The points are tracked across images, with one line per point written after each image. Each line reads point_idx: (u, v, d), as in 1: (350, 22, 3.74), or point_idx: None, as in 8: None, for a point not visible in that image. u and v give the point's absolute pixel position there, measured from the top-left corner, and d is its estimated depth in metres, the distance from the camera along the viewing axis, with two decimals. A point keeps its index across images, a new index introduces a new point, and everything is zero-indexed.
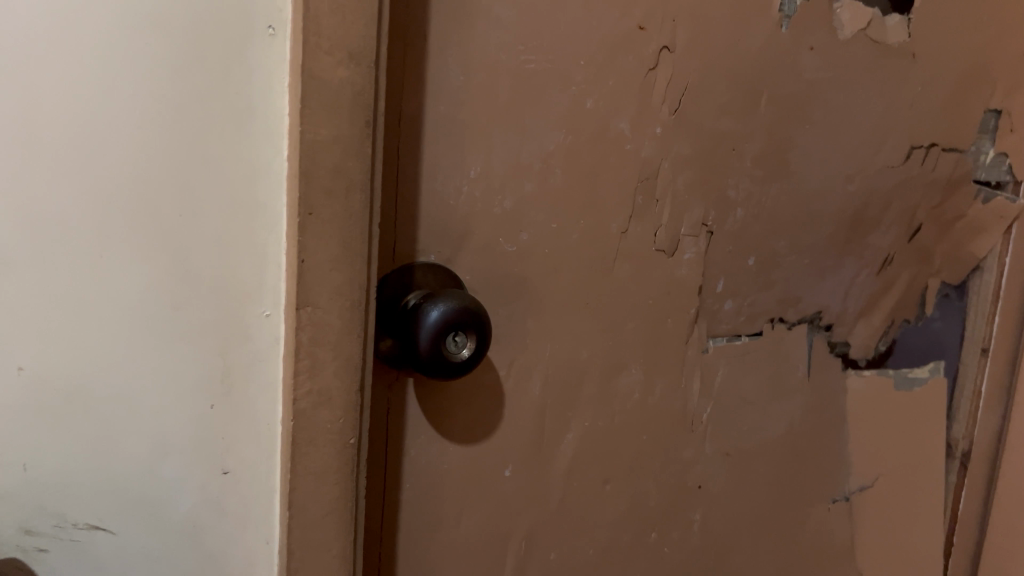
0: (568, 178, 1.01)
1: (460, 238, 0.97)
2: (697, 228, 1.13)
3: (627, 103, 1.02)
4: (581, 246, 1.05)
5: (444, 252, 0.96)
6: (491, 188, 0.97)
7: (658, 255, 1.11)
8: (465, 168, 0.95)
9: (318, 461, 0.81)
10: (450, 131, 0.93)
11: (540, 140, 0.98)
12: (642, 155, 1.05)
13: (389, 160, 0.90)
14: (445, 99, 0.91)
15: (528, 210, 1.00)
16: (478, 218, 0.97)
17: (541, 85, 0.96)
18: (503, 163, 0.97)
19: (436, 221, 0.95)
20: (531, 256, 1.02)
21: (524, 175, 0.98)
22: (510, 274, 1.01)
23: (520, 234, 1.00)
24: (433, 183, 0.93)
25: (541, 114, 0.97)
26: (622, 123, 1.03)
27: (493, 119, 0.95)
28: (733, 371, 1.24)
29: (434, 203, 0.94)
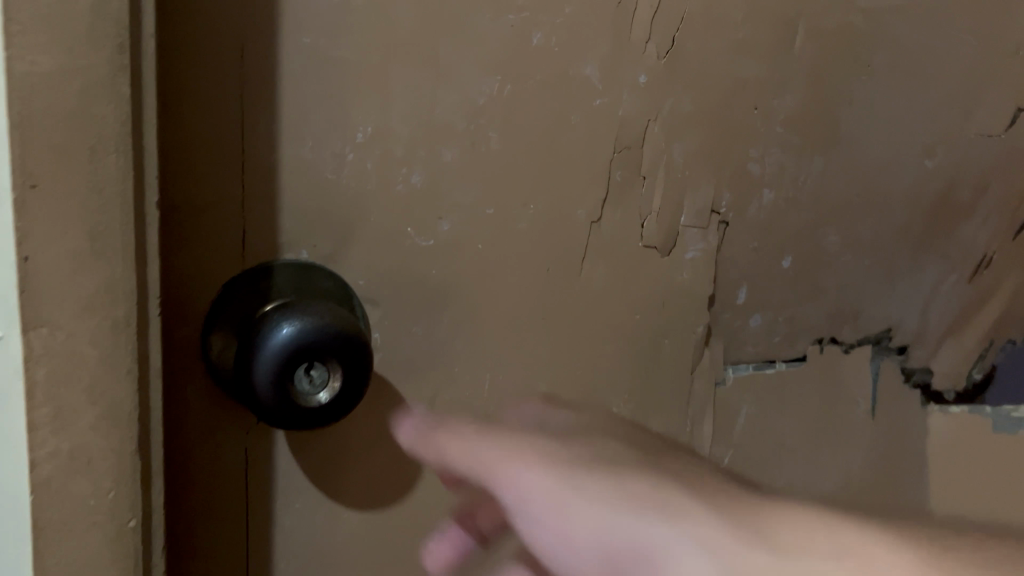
0: (507, 145, 0.73)
1: (347, 228, 0.70)
2: (705, 217, 0.82)
3: (594, 38, 0.73)
4: (529, 239, 0.76)
5: (323, 247, 0.69)
6: (390, 157, 0.69)
7: (647, 254, 0.81)
8: (350, 129, 0.67)
9: (78, 555, 0.54)
10: (323, 75, 0.66)
11: (463, 91, 0.70)
12: (619, 113, 0.76)
13: (228, 117, 0.64)
14: (311, 28, 0.64)
15: (451, 189, 0.72)
16: (373, 200, 0.70)
17: (460, 13, 0.68)
18: (407, 123, 0.69)
19: (308, 203, 0.68)
20: (457, 253, 0.74)
21: (441, 138, 0.71)
22: (426, 278, 0.73)
23: (439, 222, 0.72)
24: (300, 148, 0.66)
25: (462, 53, 0.69)
26: (588, 68, 0.73)
27: (387, 60, 0.67)
28: (763, 408, 0.93)
29: (304, 178, 0.67)
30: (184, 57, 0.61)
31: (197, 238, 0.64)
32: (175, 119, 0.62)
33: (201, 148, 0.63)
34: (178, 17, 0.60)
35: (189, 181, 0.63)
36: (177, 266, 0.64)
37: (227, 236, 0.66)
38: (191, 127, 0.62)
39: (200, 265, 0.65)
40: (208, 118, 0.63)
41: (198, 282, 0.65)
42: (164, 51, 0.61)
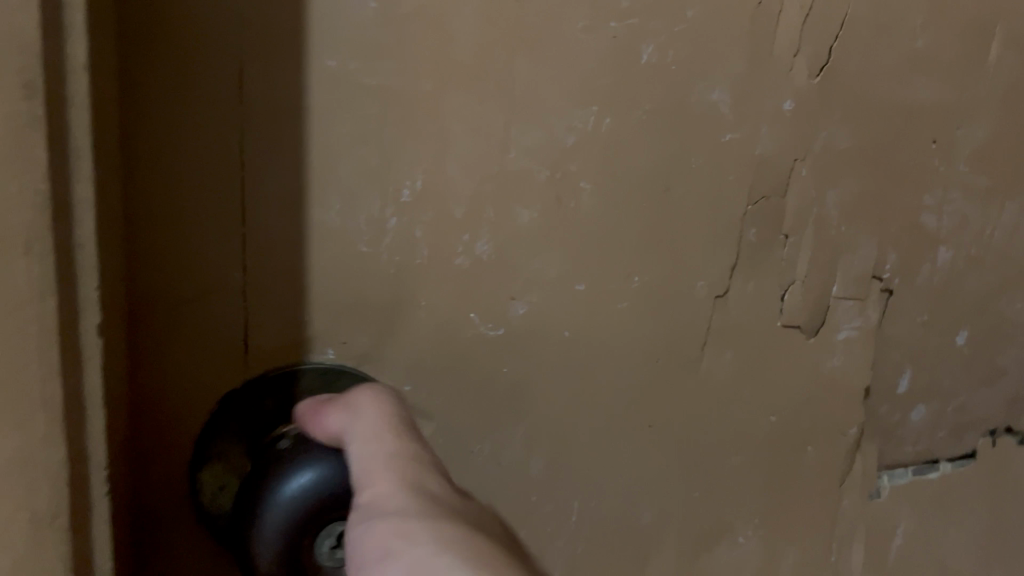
0: (606, 199, 0.53)
1: (389, 319, 0.51)
2: (864, 286, 0.62)
3: (723, 52, 0.53)
4: (632, 324, 0.56)
5: (355, 345, 0.51)
6: (446, 219, 0.50)
7: (785, 337, 0.60)
8: (392, 183, 0.49)
9: None
10: (354, 110, 0.47)
11: (546, 128, 0.51)
12: (755, 153, 0.56)
13: (222, 168, 0.46)
14: (337, 46, 0.46)
15: (529, 262, 0.53)
16: (424, 278, 0.51)
17: (543, 20, 0.49)
18: (470, 174, 0.50)
19: (334, 287, 0.50)
20: (536, 347, 0.54)
21: (516, 192, 0.51)
22: (495, 380, 0.54)
23: (511, 305, 0.53)
24: (322, 210, 0.48)
25: (546, 76, 0.50)
26: (716, 93, 0.54)
27: (442, 89, 0.49)
28: (924, 521, 0.72)
29: (328, 251, 0.49)
30: (150, 93, 0.44)
31: (180, 338, 0.48)
32: (143, 179, 0.45)
33: (183, 216, 0.46)
34: (141, 38, 0.44)
35: (167, 257, 0.46)
36: (151, 382, 0.48)
37: (225, 334, 0.48)
38: (172, 184, 0.46)
39: (185, 376, 0.48)
40: (190, 176, 0.46)
41: (187, 390, 0.48)
42: (123, 85, 0.44)
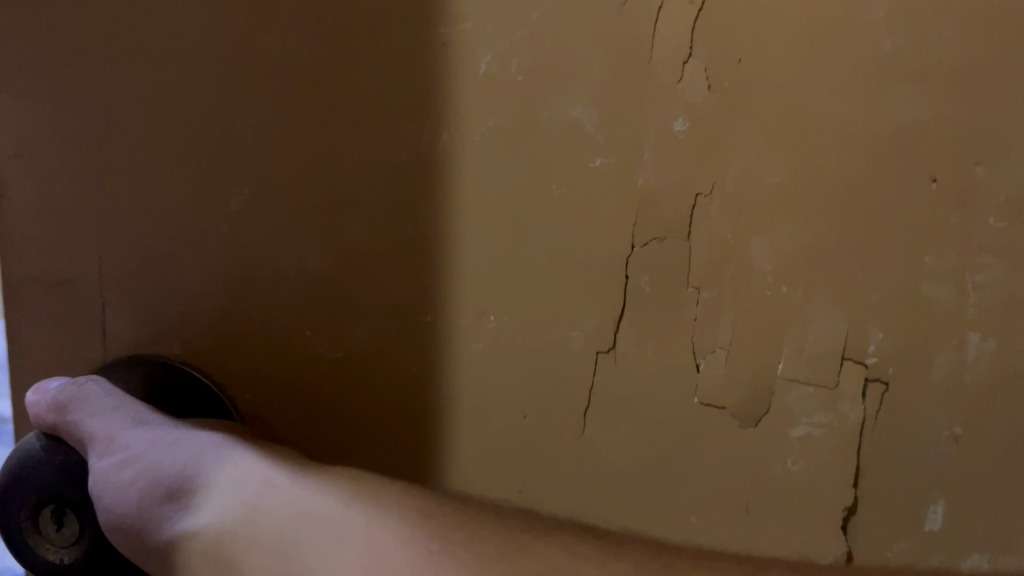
0: (450, 225, 0.48)
1: (231, 326, 0.52)
2: (828, 370, 0.46)
3: (580, 62, 0.45)
4: (492, 370, 0.49)
5: (194, 347, 0.52)
6: (282, 235, 0.50)
7: (705, 418, 0.48)
8: (227, 195, 0.50)
9: None
10: (188, 120, 0.49)
11: (374, 145, 0.48)
12: (636, 183, 0.46)
13: (72, 171, 0.50)
14: (168, 62, 0.48)
15: (369, 285, 0.50)
16: (264, 290, 0.51)
17: (368, 28, 0.46)
18: (300, 189, 0.49)
19: (179, 288, 0.51)
20: (382, 377, 0.51)
21: (352, 212, 0.49)
22: (342, 406, 0.52)
23: (351, 329, 0.51)
24: (164, 216, 0.50)
25: (373, 88, 0.47)
26: (577, 109, 0.45)
27: (270, 103, 0.48)
28: None
29: (172, 255, 0.51)
30: (17, 106, 0.49)
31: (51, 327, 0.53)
32: (19, 179, 0.50)
33: (54, 214, 0.51)
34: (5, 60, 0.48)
35: (31, 247, 0.51)
36: (29, 360, 0.53)
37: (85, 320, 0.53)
38: (30, 184, 0.50)
39: (57, 360, 0.53)
40: (46, 176, 0.50)
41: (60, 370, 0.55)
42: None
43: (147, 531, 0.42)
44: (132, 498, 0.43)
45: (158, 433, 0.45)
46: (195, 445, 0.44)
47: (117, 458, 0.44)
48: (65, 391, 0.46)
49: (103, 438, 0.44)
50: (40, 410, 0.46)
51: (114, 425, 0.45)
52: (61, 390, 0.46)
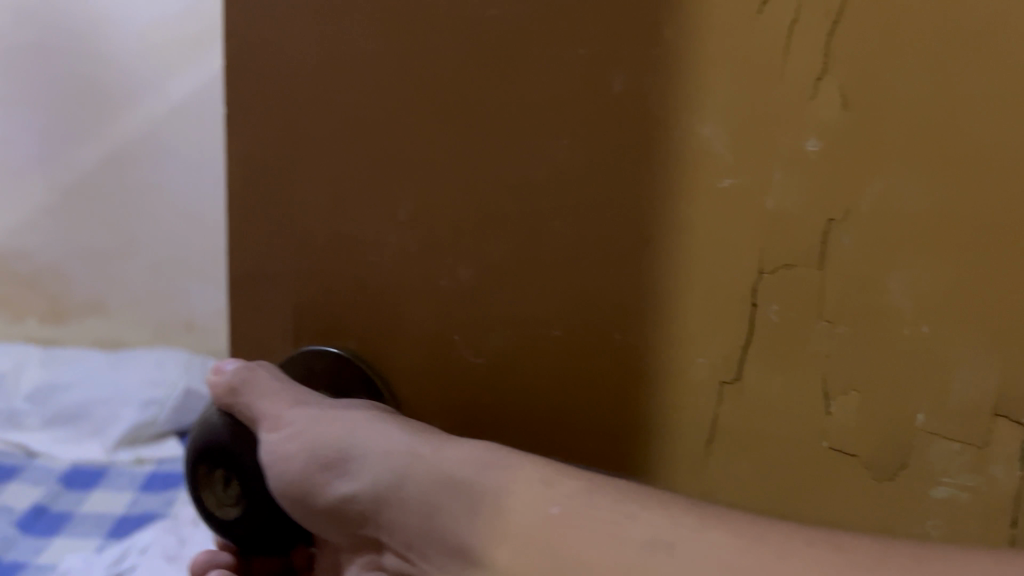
0: (588, 240, 0.47)
1: (388, 327, 0.50)
2: (976, 427, 0.41)
3: (714, 78, 0.44)
4: (621, 390, 0.47)
5: (359, 344, 0.51)
6: (437, 240, 0.49)
7: (835, 467, 0.44)
8: (391, 199, 0.49)
9: None
10: (358, 126, 0.48)
11: (516, 156, 0.47)
12: (766, 207, 0.43)
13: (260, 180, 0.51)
14: (342, 78, 0.48)
15: (507, 298, 0.48)
16: (418, 293, 0.50)
17: (518, 41, 0.46)
18: (453, 196, 0.48)
19: (350, 288, 0.51)
20: (523, 389, 0.49)
21: (500, 221, 0.48)
22: (485, 415, 0.50)
23: (492, 336, 0.49)
24: (336, 220, 0.50)
25: (524, 102, 0.46)
26: (707, 128, 0.44)
27: (427, 111, 0.47)
28: None
29: (344, 255, 0.50)
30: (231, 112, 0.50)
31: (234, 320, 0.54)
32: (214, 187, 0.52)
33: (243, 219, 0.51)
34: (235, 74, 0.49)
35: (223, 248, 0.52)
36: None
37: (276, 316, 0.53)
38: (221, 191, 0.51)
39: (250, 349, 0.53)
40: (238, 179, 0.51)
41: None
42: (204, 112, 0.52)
43: (311, 498, 0.43)
44: (300, 466, 0.44)
45: (320, 409, 0.45)
46: (352, 419, 0.44)
47: (283, 432, 0.45)
48: (236, 376, 0.47)
49: (269, 415, 0.45)
50: (218, 394, 0.48)
51: (280, 403, 0.46)
52: (237, 375, 0.47)
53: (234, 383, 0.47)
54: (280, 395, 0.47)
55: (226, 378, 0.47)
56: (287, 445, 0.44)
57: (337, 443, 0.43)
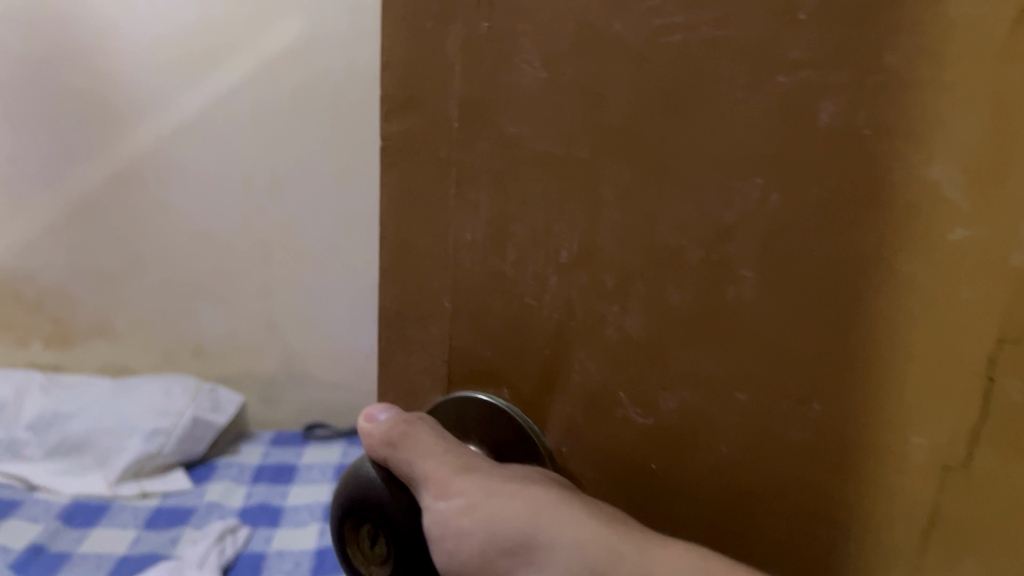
0: (777, 293, 0.41)
1: (548, 375, 0.48)
2: None
3: (951, 103, 0.35)
4: (811, 464, 0.41)
5: (522, 393, 0.50)
6: (602, 287, 0.46)
7: None
8: (556, 242, 0.47)
9: None
10: (522, 175, 0.48)
11: (704, 203, 0.42)
12: (1008, 264, 0.35)
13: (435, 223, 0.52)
14: (517, 116, 0.47)
15: (684, 352, 0.44)
16: (581, 344, 0.47)
17: (703, 76, 0.42)
18: (620, 244, 0.45)
19: (500, 337, 0.50)
20: (694, 454, 0.44)
21: (675, 268, 0.44)
22: (651, 478, 0.46)
23: (662, 396, 0.45)
24: (499, 262, 0.49)
25: (705, 139, 0.42)
26: (934, 167, 0.36)
27: (598, 154, 0.45)
28: None
29: (504, 300, 0.49)
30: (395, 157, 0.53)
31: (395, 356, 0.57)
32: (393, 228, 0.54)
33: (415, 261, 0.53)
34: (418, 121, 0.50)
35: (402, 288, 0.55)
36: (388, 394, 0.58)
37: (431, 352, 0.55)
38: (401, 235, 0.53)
39: (405, 388, 0.57)
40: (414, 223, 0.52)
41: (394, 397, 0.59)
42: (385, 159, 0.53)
43: None
44: (475, 545, 0.42)
45: (492, 480, 0.44)
46: (533, 499, 0.42)
47: (454, 502, 0.43)
48: (396, 429, 0.46)
49: (436, 480, 0.44)
50: (374, 445, 0.46)
51: (445, 469, 0.45)
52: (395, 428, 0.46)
53: (392, 435, 0.46)
54: (444, 455, 0.45)
55: (384, 430, 0.46)
56: (460, 520, 0.43)
57: (516, 529, 0.42)
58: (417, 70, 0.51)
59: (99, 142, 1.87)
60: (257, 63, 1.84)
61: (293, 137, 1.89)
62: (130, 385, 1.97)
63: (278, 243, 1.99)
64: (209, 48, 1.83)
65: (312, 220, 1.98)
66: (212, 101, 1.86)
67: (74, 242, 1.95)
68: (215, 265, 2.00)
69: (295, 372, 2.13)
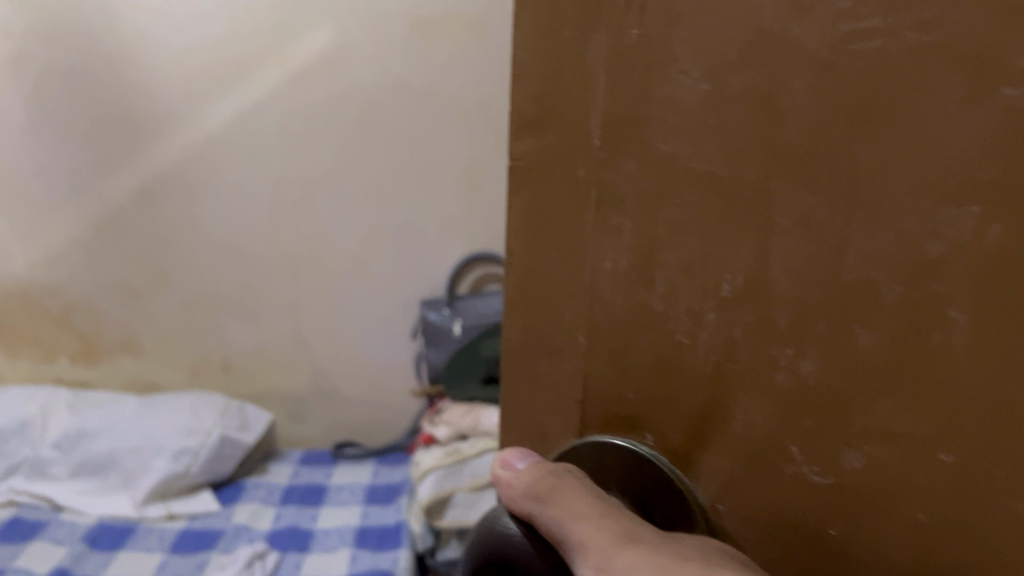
0: (985, 347, 0.32)
1: (702, 423, 0.44)
2: None
3: None
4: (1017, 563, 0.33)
5: (673, 437, 0.45)
6: (767, 326, 0.40)
7: None
8: (713, 275, 0.42)
9: None
10: (676, 197, 0.43)
11: (903, 232, 0.34)
12: None
13: (576, 249, 0.49)
14: (669, 132, 0.43)
15: (872, 404, 0.37)
16: (742, 387, 0.42)
17: (906, 78, 0.33)
18: (797, 281, 0.39)
19: (643, 377, 0.46)
20: (880, 522, 0.37)
21: (864, 305, 0.36)
22: (824, 544, 0.40)
23: (844, 452, 0.38)
24: (647, 293, 0.45)
25: (905, 157, 0.34)
26: None
27: (772, 176, 0.39)
28: None
29: (653, 334, 0.45)
30: (534, 178, 0.50)
31: (532, 384, 0.55)
32: (538, 252, 0.51)
33: (561, 287, 0.50)
34: (570, 143, 0.47)
35: (544, 319, 0.52)
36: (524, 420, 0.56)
37: (564, 387, 0.52)
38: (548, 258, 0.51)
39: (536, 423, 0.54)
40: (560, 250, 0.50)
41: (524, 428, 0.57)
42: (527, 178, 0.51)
43: None
44: None
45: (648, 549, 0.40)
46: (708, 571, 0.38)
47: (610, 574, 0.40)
48: (542, 483, 0.45)
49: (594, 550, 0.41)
50: (516, 496, 0.46)
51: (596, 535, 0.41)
52: (540, 481, 0.45)
53: (538, 487, 0.45)
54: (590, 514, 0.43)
55: (530, 482, 0.45)
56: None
57: None
58: (557, 82, 0.48)
59: (130, 157, 1.83)
60: (285, 73, 1.77)
61: (322, 145, 1.83)
62: (157, 401, 1.91)
63: (308, 256, 1.94)
64: (238, 59, 1.76)
65: (342, 233, 1.92)
66: (240, 113, 1.80)
67: (103, 260, 1.91)
68: (244, 282, 1.95)
69: (325, 390, 2.08)
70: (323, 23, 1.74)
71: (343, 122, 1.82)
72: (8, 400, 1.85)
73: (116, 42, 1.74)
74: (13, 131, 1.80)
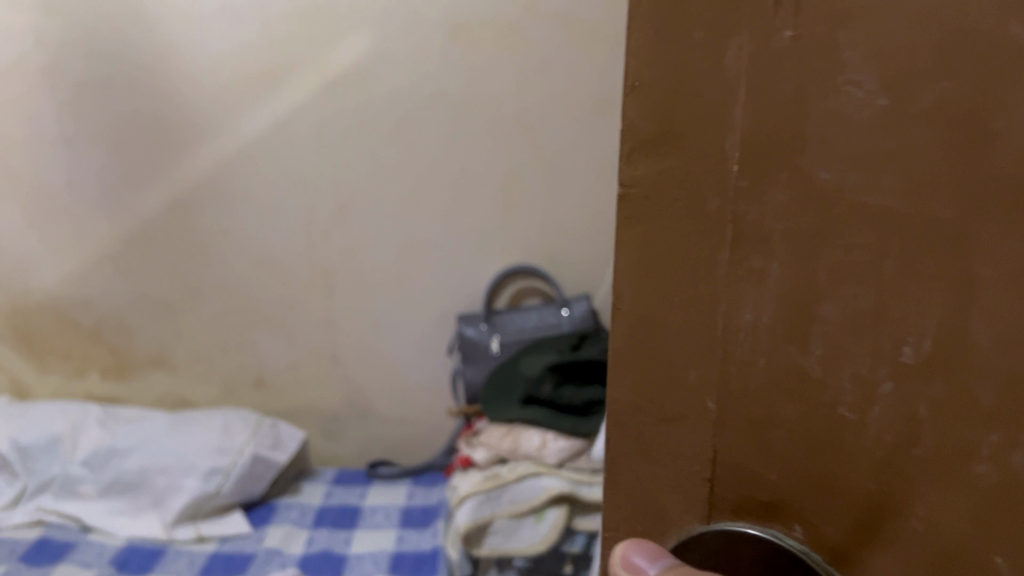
0: None
1: (871, 520, 0.35)
2: None
3: None
4: None
5: (828, 530, 0.37)
6: (964, 407, 0.31)
7: None
8: (890, 337, 0.33)
9: None
10: (839, 238, 0.35)
11: None
12: None
13: (698, 293, 0.41)
14: (831, 157, 0.34)
15: None
16: (927, 479, 0.33)
17: None
18: (1009, 351, 0.30)
19: (788, 456, 0.39)
20: None
21: None
22: None
23: None
24: (796, 353, 0.37)
25: None
26: None
27: (975, 213, 0.30)
28: None
29: (803, 404, 0.37)
30: (650, 212, 0.43)
31: (638, 448, 0.47)
32: (650, 298, 0.44)
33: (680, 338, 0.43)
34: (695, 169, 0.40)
35: (657, 375, 0.45)
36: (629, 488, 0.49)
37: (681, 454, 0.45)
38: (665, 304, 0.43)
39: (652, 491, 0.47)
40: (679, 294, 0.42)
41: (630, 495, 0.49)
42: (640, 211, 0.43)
43: None
44: None
45: None
46: None
47: None
48: None
49: None
50: None
51: None
52: None
53: None
54: None
55: None
56: None
57: None
58: (680, 95, 0.40)
59: (163, 167, 1.77)
60: (323, 81, 1.71)
61: (357, 157, 1.77)
62: (189, 419, 1.83)
63: (343, 270, 1.87)
64: (275, 66, 1.70)
65: (379, 247, 1.85)
66: (276, 122, 1.74)
67: (135, 272, 1.86)
68: (280, 296, 1.88)
69: (360, 409, 2.00)
70: (361, 31, 1.67)
71: (379, 133, 1.75)
72: (38, 416, 1.79)
73: (150, 52, 1.69)
74: (45, 143, 1.76)
